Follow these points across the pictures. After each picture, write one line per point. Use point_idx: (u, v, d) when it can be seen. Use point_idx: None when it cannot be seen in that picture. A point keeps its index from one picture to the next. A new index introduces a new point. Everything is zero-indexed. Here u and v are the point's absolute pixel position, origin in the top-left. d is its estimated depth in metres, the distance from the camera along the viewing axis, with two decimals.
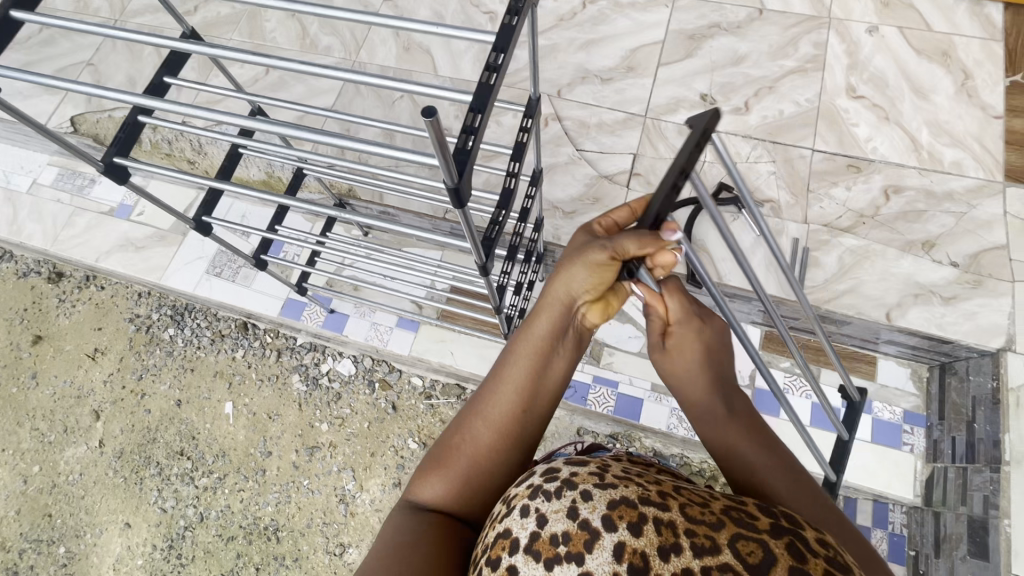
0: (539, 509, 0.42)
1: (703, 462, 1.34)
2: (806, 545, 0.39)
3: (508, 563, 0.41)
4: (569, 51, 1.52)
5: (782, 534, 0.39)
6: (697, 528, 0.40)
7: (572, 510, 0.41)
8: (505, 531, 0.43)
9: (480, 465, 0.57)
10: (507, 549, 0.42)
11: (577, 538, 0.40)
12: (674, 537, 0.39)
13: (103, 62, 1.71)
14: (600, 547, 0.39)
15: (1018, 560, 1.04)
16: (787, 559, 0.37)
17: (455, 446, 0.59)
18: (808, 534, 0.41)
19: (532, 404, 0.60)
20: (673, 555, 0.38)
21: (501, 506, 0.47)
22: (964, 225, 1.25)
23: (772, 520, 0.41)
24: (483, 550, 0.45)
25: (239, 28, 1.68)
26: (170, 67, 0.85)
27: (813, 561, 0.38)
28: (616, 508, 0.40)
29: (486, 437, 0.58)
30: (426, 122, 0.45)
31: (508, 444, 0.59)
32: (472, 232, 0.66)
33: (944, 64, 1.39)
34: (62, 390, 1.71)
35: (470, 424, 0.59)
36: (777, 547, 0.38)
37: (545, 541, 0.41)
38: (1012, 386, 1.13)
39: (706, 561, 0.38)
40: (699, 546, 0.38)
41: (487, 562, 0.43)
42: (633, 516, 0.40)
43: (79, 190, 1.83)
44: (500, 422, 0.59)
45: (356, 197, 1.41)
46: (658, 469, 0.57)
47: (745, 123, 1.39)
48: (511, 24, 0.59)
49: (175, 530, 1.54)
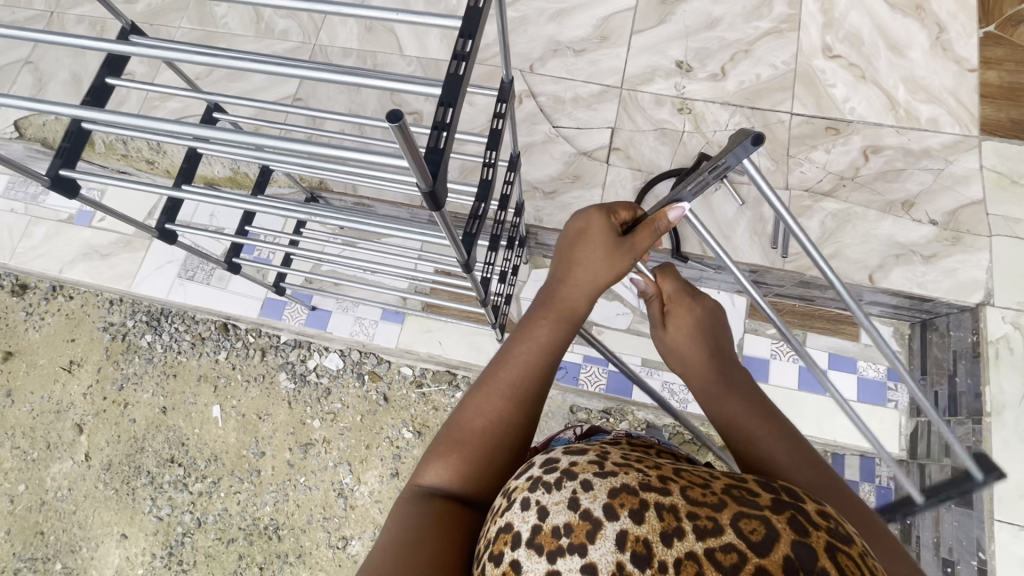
0: (540, 502, 0.41)
1: (695, 430, 1.37)
2: (807, 518, 0.38)
3: (511, 559, 0.40)
4: (539, 23, 1.46)
5: (784, 510, 0.38)
6: (699, 510, 0.38)
7: (573, 501, 0.40)
8: (507, 525, 0.42)
9: (498, 437, 0.55)
10: (509, 545, 0.41)
11: (578, 530, 0.38)
12: (676, 522, 0.38)
13: (43, 60, 1.59)
14: (602, 537, 0.38)
15: (1001, 506, 1.07)
16: (790, 535, 0.36)
17: (467, 422, 0.56)
18: (809, 506, 0.40)
19: (550, 373, 0.60)
20: (676, 539, 0.37)
21: (500, 500, 0.46)
22: (941, 181, 1.25)
23: (774, 495, 0.40)
24: (487, 545, 0.43)
25: (187, 14, 1.58)
26: (111, 67, 0.78)
27: (815, 535, 0.37)
28: (617, 496, 0.39)
29: (501, 409, 0.57)
30: (393, 127, 0.41)
31: (525, 414, 0.57)
32: (450, 229, 0.63)
33: (918, 18, 1.37)
34: (40, 407, 1.65)
35: (487, 399, 0.57)
36: (779, 523, 0.37)
37: (548, 533, 0.39)
38: (991, 340, 1.15)
39: (710, 543, 0.36)
40: (701, 528, 0.37)
41: (490, 558, 0.42)
42: (634, 504, 0.39)
43: (33, 199, 1.73)
44: (516, 391, 0.58)
45: (328, 189, 1.36)
46: (658, 450, 0.57)
47: (721, 90, 1.37)
48: (477, 7, 0.55)
49: (174, 537, 1.53)
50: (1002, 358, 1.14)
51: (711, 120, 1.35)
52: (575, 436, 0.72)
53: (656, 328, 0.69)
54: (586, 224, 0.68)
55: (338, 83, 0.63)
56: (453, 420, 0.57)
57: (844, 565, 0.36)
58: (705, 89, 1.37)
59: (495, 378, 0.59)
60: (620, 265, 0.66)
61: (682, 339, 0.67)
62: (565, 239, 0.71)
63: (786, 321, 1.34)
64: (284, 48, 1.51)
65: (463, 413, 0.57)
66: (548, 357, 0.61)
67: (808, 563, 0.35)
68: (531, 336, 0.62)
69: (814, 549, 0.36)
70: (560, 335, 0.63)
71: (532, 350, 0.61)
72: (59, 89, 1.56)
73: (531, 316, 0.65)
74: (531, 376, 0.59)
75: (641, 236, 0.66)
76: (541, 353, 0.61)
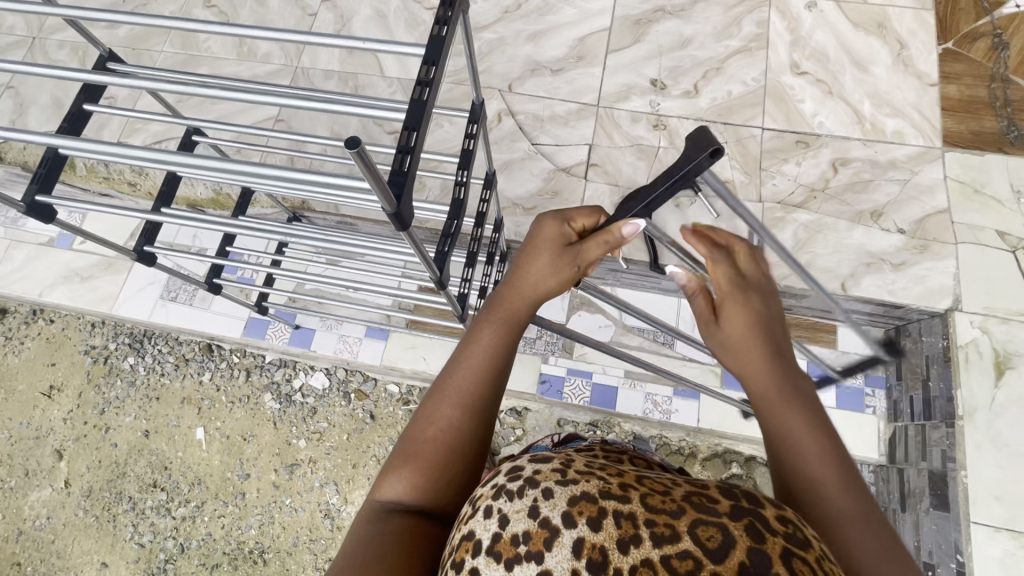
0: (501, 510, 0.39)
1: (681, 441, 1.37)
2: (767, 524, 0.36)
3: (471, 566, 0.37)
4: (518, 44, 1.50)
5: (742, 515, 0.36)
6: (657, 517, 0.36)
7: (533, 509, 0.38)
8: (469, 533, 0.40)
9: (455, 443, 0.51)
10: (470, 552, 0.38)
11: (537, 537, 0.36)
12: (633, 529, 0.35)
13: (24, 84, 1.60)
14: (560, 544, 0.36)
15: (976, 508, 1.09)
16: (746, 541, 0.34)
17: (424, 426, 0.53)
18: (770, 512, 0.37)
19: (503, 372, 0.56)
20: (632, 546, 0.35)
21: (467, 507, 0.43)
22: (908, 191, 1.29)
23: (734, 501, 0.37)
24: (449, 553, 0.41)
25: (170, 38, 1.60)
26: (88, 94, 0.79)
27: (771, 540, 0.35)
28: (576, 503, 0.37)
29: (455, 416, 0.52)
30: (352, 152, 0.43)
31: (479, 420, 0.53)
32: (420, 250, 0.64)
33: (880, 35, 1.42)
34: (19, 433, 1.63)
35: (438, 407, 0.53)
36: (736, 529, 0.35)
37: (507, 541, 0.37)
38: (961, 344, 1.18)
39: (666, 549, 0.34)
40: (658, 535, 0.35)
41: (451, 566, 0.39)
42: (593, 511, 0.36)
43: (13, 223, 1.72)
44: (470, 398, 0.53)
45: (311, 209, 1.37)
46: (631, 457, 0.59)
47: (695, 106, 1.41)
48: (440, 35, 0.57)
49: (156, 564, 1.50)
50: (971, 361, 1.17)
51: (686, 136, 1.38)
52: (552, 443, 0.73)
53: (706, 326, 0.61)
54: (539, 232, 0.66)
55: (309, 108, 0.64)
56: (407, 431, 0.53)
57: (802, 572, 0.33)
58: (679, 105, 1.41)
59: (445, 386, 0.55)
60: (567, 270, 0.63)
61: (738, 338, 0.58)
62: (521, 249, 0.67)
63: None
64: (266, 71, 1.54)
65: (417, 423, 0.53)
66: (500, 359, 0.57)
67: (764, 570, 0.33)
68: (481, 340, 0.58)
69: (770, 556, 0.33)
70: (510, 340, 0.59)
71: (487, 353, 0.57)
72: (41, 113, 1.57)
73: (478, 322, 0.60)
74: (487, 376, 0.55)
75: (593, 247, 0.63)
76: (494, 357, 0.56)
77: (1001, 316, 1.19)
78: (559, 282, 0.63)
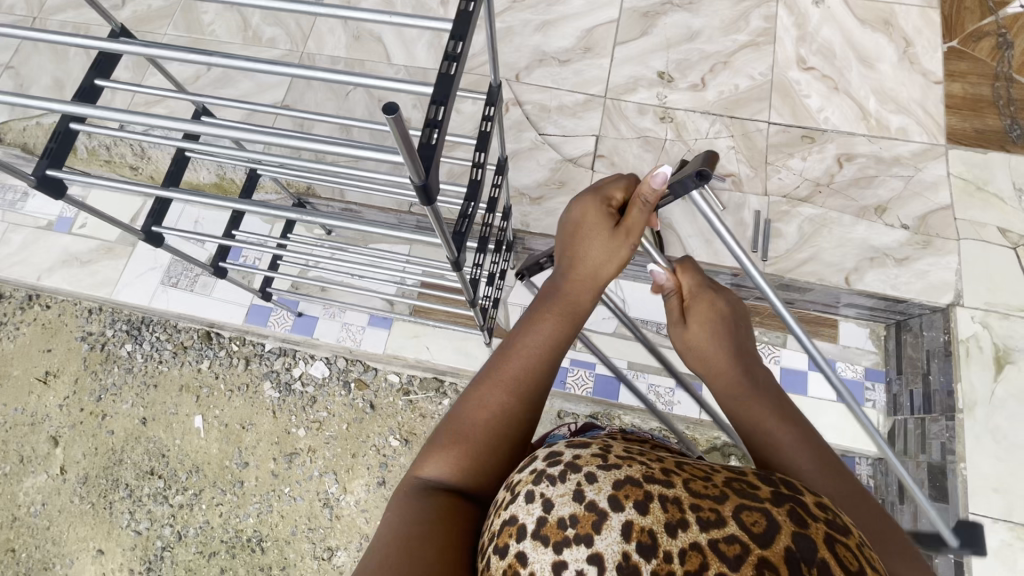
0: (544, 494, 0.39)
1: (681, 433, 1.38)
2: (807, 510, 0.36)
3: (517, 550, 0.37)
4: (525, 34, 1.50)
5: (784, 501, 0.37)
6: (702, 502, 0.36)
7: (577, 493, 0.38)
8: (511, 518, 0.39)
9: (502, 430, 0.52)
10: (514, 537, 0.38)
11: (584, 521, 0.36)
12: (680, 513, 0.36)
13: (24, 64, 1.58)
14: (608, 527, 0.36)
15: (974, 500, 1.11)
16: (791, 526, 0.35)
17: (471, 412, 0.53)
18: (808, 499, 0.38)
19: (555, 368, 0.56)
20: (681, 529, 0.35)
21: (503, 493, 0.43)
22: (911, 187, 1.30)
23: (774, 487, 0.38)
24: (490, 539, 0.41)
25: (174, 21, 1.58)
26: (100, 69, 0.78)
27: (814, 525, 0.35)
28: (621, 487, 0.37)
29: (506, 403, 0.53)
30: (388, 118, 0.43)
31: (528, 408, 0.53)
32: (442, 226, 0.64)
33: (887, 32, 1.43)
34: (13, 419, 1.61)
35: (489, 392, 0.53)
36: (780, 514, 0.35)
37: (553, 525, 0.37)
38: (962, 338, 1.20)
39: (713, 534, 0.35)
40: (705, 519, 0.35)
41: (495, 551, 0.39)
42: (639, 495, 0.36)
43: (11, 206, 1.70)
44: (524, 388, 0.54)
45: (316, 195, 1.37)
46: (654, 445, 0.52)
47: (702, 99, 1.41)
48: (468, 10, 0.57)
49: (152, 552, 1.49)
50: (971, 355, 1.19)
51: (693, 128, 1.39)
52: (570, 431, 0.64)
53: (672, 325, 0.65)
54: (581, 214, 0.65)
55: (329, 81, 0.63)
56: (453, 413, 0.54)
57: (844, 556, 0.34)
58: (687, 98, 1.41)
59: (495, 370, 0.55)
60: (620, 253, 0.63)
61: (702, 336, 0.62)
62: (561, 231, 0.67)
63: (768, 324, 1.36)
64: (271, 56, 1.52)
65: (464, 406, 0.53)
66: (555, 352, 0.57)
67: (808, 554, 0.34)
68: (535, 332, 0.58)
69: (814, 540, 0.34)
70: (564, 331, 0.58)
71: (538, 343, 0.57)
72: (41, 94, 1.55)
73: (533, 316, 0.60)
74: (537, 365, 0.55)
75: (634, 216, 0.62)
76: (544, 348, 0.56)
77: (1000, 312, 1.21)
78: (616, 263, 0.63)
